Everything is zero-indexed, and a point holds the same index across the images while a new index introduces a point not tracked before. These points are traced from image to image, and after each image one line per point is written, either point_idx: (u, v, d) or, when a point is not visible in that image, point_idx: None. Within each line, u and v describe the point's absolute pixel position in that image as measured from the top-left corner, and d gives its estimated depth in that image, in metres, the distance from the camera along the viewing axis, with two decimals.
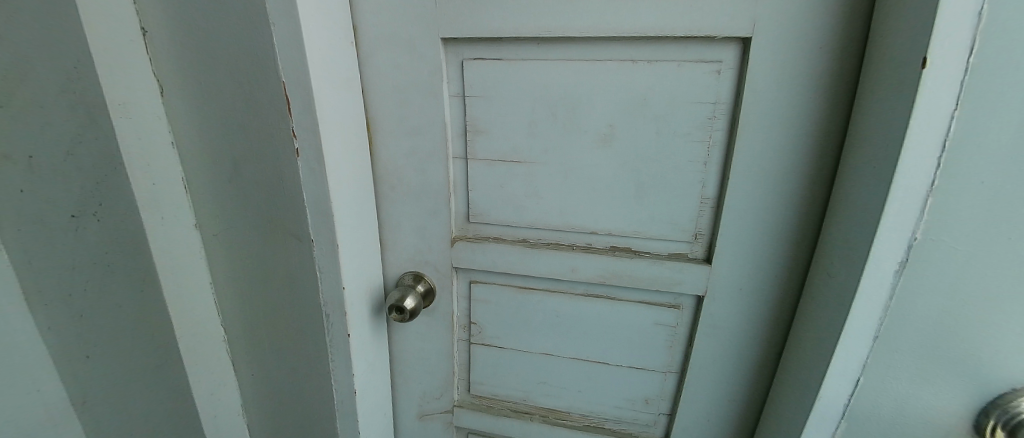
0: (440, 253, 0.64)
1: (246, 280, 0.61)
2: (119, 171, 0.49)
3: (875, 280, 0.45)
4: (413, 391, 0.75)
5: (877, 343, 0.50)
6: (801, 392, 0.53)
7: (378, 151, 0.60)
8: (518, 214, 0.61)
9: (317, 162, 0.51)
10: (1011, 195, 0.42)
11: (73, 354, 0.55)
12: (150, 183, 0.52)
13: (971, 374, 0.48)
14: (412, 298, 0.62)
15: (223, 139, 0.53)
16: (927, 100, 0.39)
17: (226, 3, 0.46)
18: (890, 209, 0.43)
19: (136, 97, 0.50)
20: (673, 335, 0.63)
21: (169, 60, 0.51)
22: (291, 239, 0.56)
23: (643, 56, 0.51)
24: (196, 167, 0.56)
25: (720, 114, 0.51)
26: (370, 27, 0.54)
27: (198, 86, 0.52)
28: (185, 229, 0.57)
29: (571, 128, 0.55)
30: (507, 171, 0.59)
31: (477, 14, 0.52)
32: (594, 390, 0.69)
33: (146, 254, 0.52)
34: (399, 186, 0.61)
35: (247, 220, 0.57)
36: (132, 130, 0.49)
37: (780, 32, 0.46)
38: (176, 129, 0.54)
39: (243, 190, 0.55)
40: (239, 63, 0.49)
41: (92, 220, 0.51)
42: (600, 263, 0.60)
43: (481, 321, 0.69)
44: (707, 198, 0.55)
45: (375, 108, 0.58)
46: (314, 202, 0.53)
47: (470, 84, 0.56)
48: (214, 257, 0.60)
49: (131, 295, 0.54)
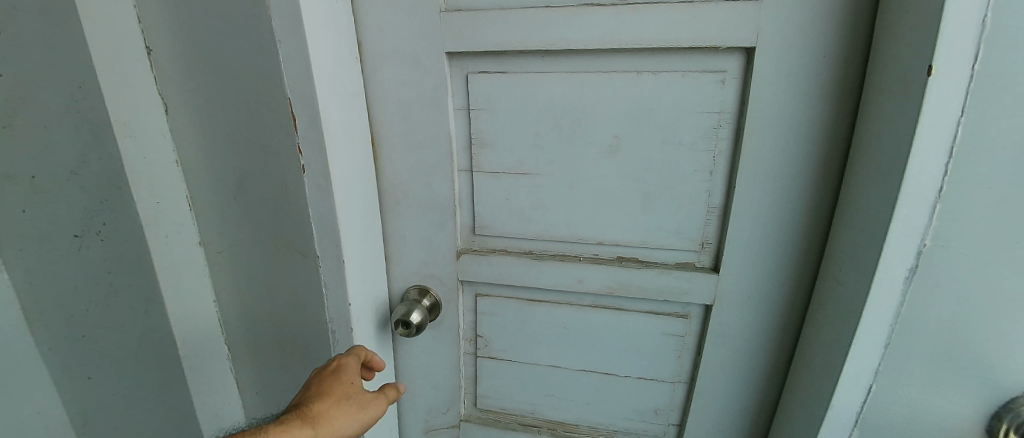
0: (445, 265, 0.64)
1: (251, 296, 0.60)
2: (123, 192, 0.52)
3: (886, 288, 0.45)
4: (420, 406, 0.74)
5: (890, 351, 0.49)
6: (813, 401, 0.53)
7: (383, 165, 0.60)
8: (523, 226, 0.61)
9: (324, 178, 0.51)
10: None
11: (76, 376, 0.52)
12: (153, 203, 0.55)
13: (985, 379, 0.47)
14: (418, 312, 0.61)
15: (229, 157, 0.53)
16: (935, 106, 0.39)
17: (232, 21, 0.47)
18: (899, 216, 0.42)
19: (144, 116, 0.52)
20: (681, 344, 0.62)
21: (175, 80, 0.52)
22: (296, 256, 0.55)
23: (647, 67, 0.51)
24: (201, 185, 0.56)
25: (724, 123, 0.52)
26: (375, 42, 0.54)
27: (205, 104, 0.52)
28: (189, 248, 0.59)
29: (576, 139, 0.55)
30: (512, 183, 0.59)
31: (481, 29, 0.52)
32: (602, 402, 0.68)
33: (148, 270, 0.56)
34: (405, 200, 0.61)
35: (254, 237, 0.57)
36: (136, 150, 0.52)
37: (781, 43, 0.47)
38: (180, 147, 0.55)
39: (248, 207, 0.55)
40: (245, 82, 0.49)
41: (96, 240, 0.51)
42: (606, 274, 0.60)
43: (487, 334, 0.68)
44: (713, 207, 0.55)
45: (380, 122, 0.58)
46: (319, 217, 0.53)
47: (474, 96, 0.56)
48: (217, 272, 0.61)
49: (131, 313, 0.56)
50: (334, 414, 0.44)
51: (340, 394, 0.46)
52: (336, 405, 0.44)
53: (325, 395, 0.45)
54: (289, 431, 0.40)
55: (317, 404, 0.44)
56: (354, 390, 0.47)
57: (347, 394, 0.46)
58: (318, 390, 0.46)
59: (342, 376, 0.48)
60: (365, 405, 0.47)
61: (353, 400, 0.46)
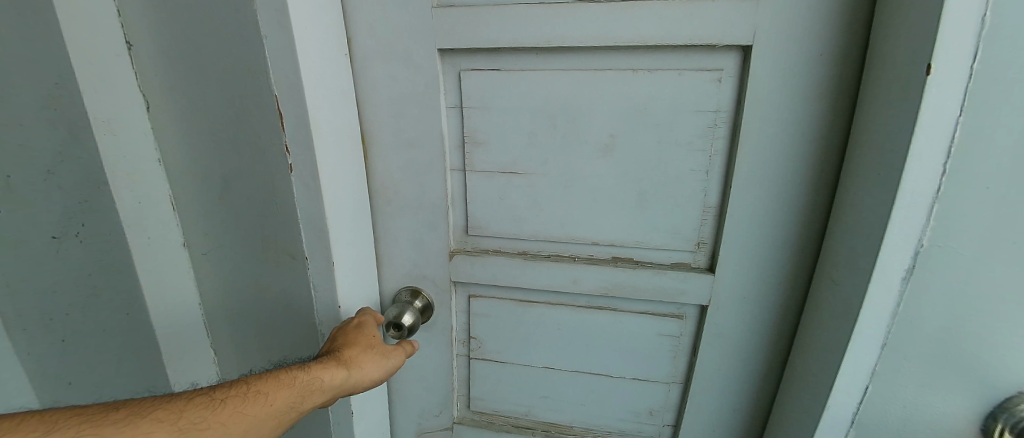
0: (438, 266, 0.63)
1: (237, 299, 0.59)
2: (103, 192, 0.50)
3: (882, 288, 0.45)
4: (412, 409, 0.73)
5: (886, 351, 0.48)
6: (809, 401, 0.53)
7: (374, 164, 0.58)
8: (518, 226, 0.60)
9: (312, 178, 0.49)
10: None
11: (56, 379, 0.55)
12: (135, 202, 0.52)
13: (980, 379, 0.47)
14: (410, 314, 0.60)
15: (214, 155, 0.52)
16: (934, 106, 0.38)
17: (215, 16, 0.45)
18: (896, 216, 0.42)
19: (124, 113, 0.50)
20: (677, 345, 0.62)
21: (157, 76, 0.50)
22: (285, 257, 0.54)
23: (643, 65, 0.50)
24: (185, 185, 0.54)
25: (721, 122, 0.51)
26: (364, 38, 0.53)
27: (189, 102, 0.50)
28: (173, 249, 0.56)
29: (571, 138, 0.54)
30: (506, 183, 0.58)
31: (474, 26, 0.51)
32: (597, 403, 0.68)
33: (132, 274, 0.54)
34: (396, 200, 0.60)
35: (240, 238, 0.55)
36: (117, 148, 0.50)
37: (778, 42, 0.46)
38: (162, 145, 0.53)
39: (234, 207, 0.53)
40: (230, 78, 0.47)
41: (74, 242, 0.51)
42: (602, 274, 0.59)
43: (481, 336, 0.67)
44: (710, 207, 0.55)
45: (370, 120, 0.56)
46: (308, 218, 0.51)
47: (467, 95, 0.55)
48: (202, 275, 0.58)
49: (115, 313, 0.55)
50: (363, 360, 0.48)
51: (366, 343, 0.49)
52: (363, 352, 0.48)
53: (352, 344, 0.49)
54: (327, 369, 0.44)
55: (347, 350, 0.48)
56: (377, 341, 0.51)
57: (371, 344, 0.50)
58: (343, 340, 0.49)
59: (365, 329, 0.52)
60: (388, 354, 0.50)
61: (377, 349, 0.50)
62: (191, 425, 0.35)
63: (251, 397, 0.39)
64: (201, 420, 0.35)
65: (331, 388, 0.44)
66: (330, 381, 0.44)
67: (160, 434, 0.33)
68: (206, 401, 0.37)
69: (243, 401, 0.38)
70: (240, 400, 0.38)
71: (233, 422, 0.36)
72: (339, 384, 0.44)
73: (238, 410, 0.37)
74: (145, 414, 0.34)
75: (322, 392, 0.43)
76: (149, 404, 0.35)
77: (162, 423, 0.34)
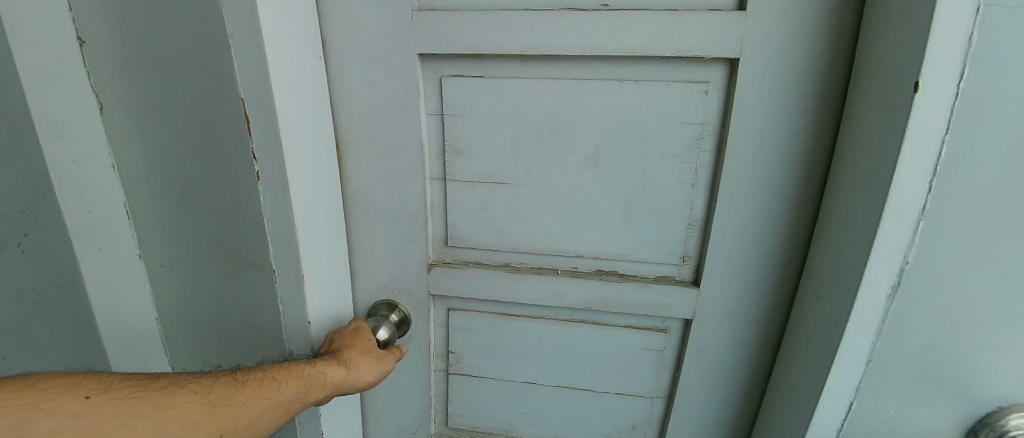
0: (416, 278, 0.60)
1: (198, 314, 0.55)
2: (49, 199, 0.47)
3: (867, 306, 0.44)
4: (387, 427, 0.69)
5: (871, 368, 0.48)
6: (793, 417, 0.52)
7: (350, 171, 0.56)
8: (500, 237, 0.58)
9: (282, 187, 0.46)
10: (1008, 218, 0.40)
11: None
12: (85, 209, 0.49)
13: (961, 395, 0.47)
14: (385, 328, 0.57)
15: (174, 161, 0.48)
16: (921, 124, 0.38)
17: (177, 13, 0.42)
18: (883, 234, 0.41)
19: (74, 115, 0.47)
20: (661, 359, 0.61)
21: (109, 75, 0.46)
22: (250, 270, 0.51)
23: (630, 76, 0.49)
24: (141, 192, 0.51)
25: (707, 135, 0.50)
26: (341, 40, 0.50)
27: (146, 104, 0.47)
28: (126, 260, 0.53)
29: (556, 148, 0.53)
30: (488, 193, 0.56)
31: (456, 30, 0.49)
32: (580, 419, 0.66)
33: (76, 286, 0.51)
34: (372, 209, 0.57)
35: (201, 249, 0.51)
36: (68, 151, 0.47)
37: (765, 55, 0.46)
38: (116, 148, 0.49)
39: (195, 216, 0.50)
40: (192, 80, 0.44)
41: (14, 252, 0.46)
42: (586, 288, 0.58)
43: (460, 350, 0.64)
44: (695, 220, 0.54)
45: (345, 126, 0.54)
46: (276, 229, 0.48)
47: (449, 101, 0.53)
48: (160, 288, 0.55)
49: (58, 332, 0.50)
50: (361, 361, 0.49)
51: (363, 346, 0.51)
52: (361, 355, 0.50)
53: (350, 346, 0.50)
54: (329, 366, 0.46)
55: (346, 351, 0.49)
56: (374, 346, 0.52)
57: (367, 348, 0.51)
58: (341, 343, 0.51)
59: (362, 333, 0.53)
60: (383, 358, 0.52)
61: (374, 352, 0.51)
62: (219, 400, 0.36)
63: (267, 383, 0.41)
64: (226, 397, 0.37)
65: (333, 384, 0.45)
66: (332, 377, 0.45)
67: (194, 404, 0.35)
68: (230, 381, 0.39)
69: (260, 386, 0.40)
70: (258, 384, 0.40)
71: (250, 403, 0.38)
72: (339, 382, 0.46)
73: (255, 392, 0.39)
74: (183, 385, 0.36)
75: (325, 387, 0.44)
76: (185, 378, 0.37)
77: (195, 394, 0.36)
